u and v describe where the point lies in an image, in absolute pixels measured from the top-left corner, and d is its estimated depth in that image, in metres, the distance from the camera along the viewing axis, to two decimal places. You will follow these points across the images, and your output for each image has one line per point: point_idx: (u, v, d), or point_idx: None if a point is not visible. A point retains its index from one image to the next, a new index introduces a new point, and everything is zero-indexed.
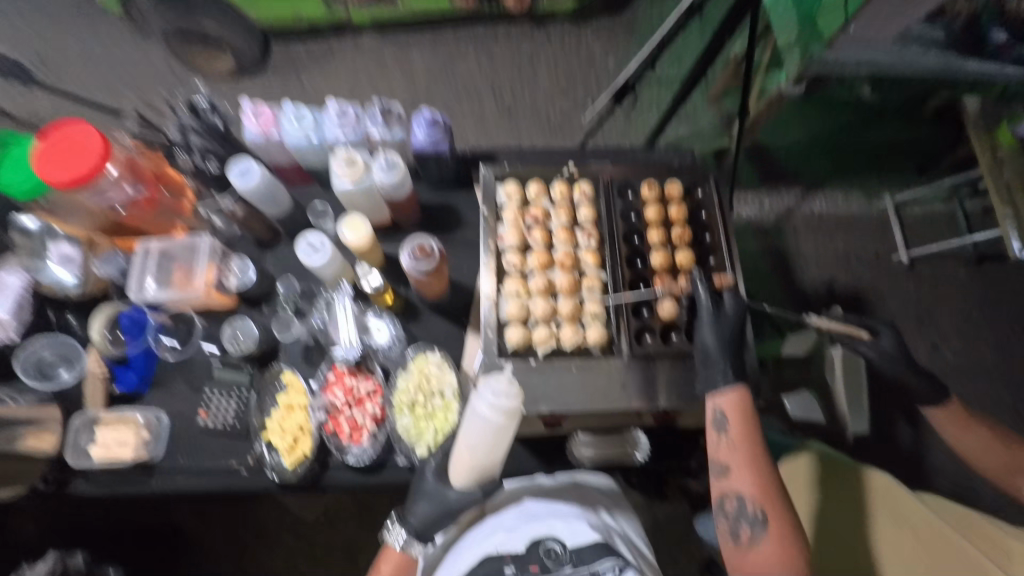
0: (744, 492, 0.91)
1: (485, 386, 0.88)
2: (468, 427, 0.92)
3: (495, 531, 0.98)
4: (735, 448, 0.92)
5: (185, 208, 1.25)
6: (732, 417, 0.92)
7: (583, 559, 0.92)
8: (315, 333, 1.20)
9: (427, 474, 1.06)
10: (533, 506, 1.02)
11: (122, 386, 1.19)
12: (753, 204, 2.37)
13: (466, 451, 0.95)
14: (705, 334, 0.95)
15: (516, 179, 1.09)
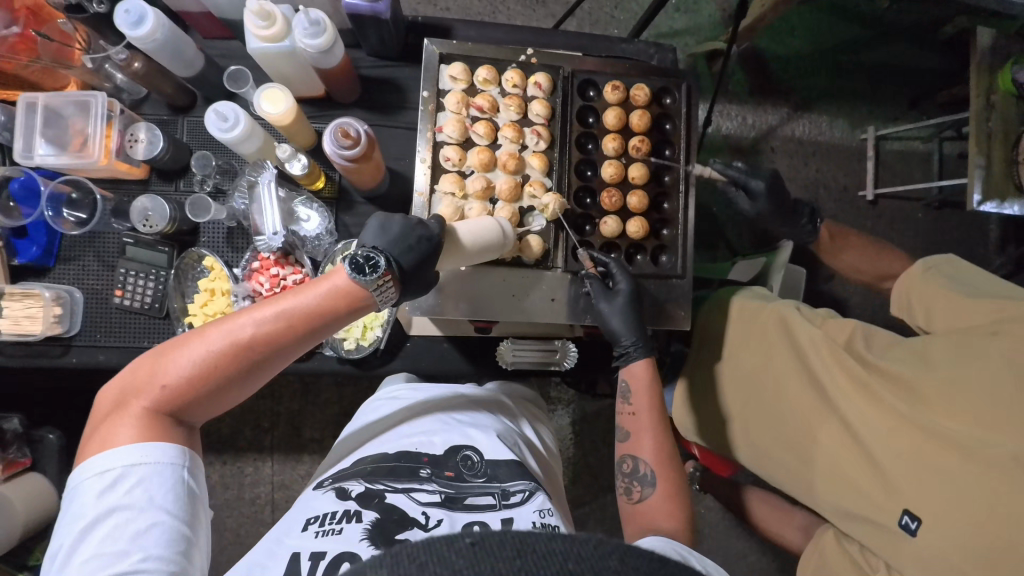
0: (642, 454, 0.87)
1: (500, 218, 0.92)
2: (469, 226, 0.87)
3: (416, 430, 0.91)
4: (641, 412, 0.90)
5: (73, 56, 1.05)
6: (638, 385, 0.92)
7: (497, 476, 0.84)
8: (237, 216, 1.11)
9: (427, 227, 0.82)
10: (458, 413, 0.96)
11: (24, 259, 1.10)
12: (736, 116, 2.23)
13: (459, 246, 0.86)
14: (622, 300, 0.91)
15: (464, 59, 0.95)
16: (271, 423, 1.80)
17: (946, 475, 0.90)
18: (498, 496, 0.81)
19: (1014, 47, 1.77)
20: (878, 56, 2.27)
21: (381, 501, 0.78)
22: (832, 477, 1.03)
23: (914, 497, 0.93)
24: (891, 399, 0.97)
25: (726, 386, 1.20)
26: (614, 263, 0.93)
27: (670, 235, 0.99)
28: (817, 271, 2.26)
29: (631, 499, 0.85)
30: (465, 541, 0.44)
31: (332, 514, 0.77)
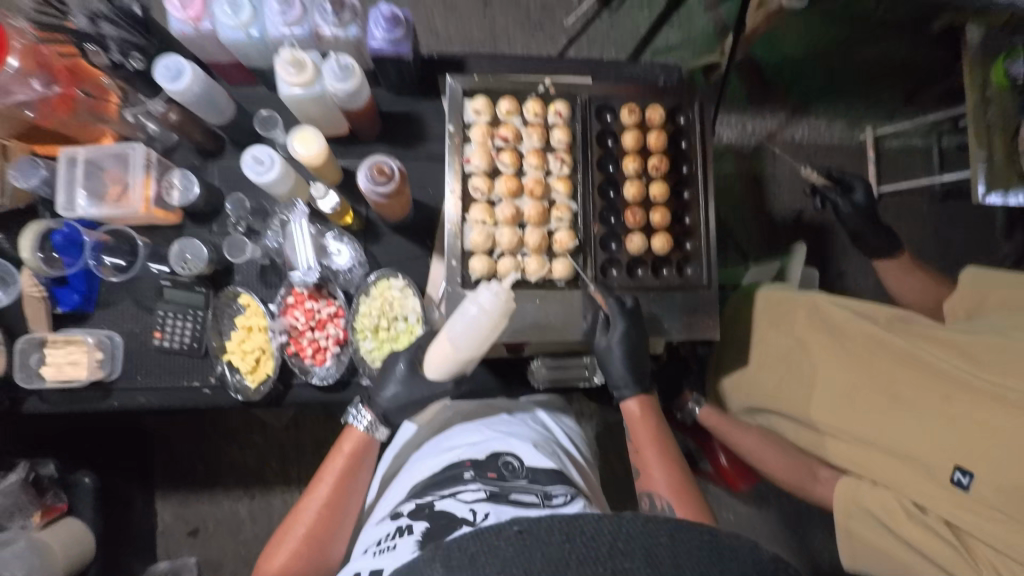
0: (655, 488, 0.90)
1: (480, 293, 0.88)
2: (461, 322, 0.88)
3: (458, 443, 0.93)
4: (643, 448, 0.93)
5: (108, 109, 1.10)
6: (638, 428, 0.96)
7: (538, 480, 0.86)
8: (271, 254, 1.15)
9: (399, 362, 1.05)
10: (498, 424, 0.98)
11: (66, 307, 1.13)
12: (735, 125, 2.28)
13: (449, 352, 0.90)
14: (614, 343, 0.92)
15: (486, 93, 0.99)
16: (298, 454, 1.82)
17: (985, 426, 1.00)
18: (541, 497, 0.82)
19: (1006, 39, 1.81)
20: (872, 56, 2.33)
21: (431, 510, 0.80)
22: (877, 445, 1.12)
23: (964, 457, 1.01)
24: (933, 363, 1.07)
25: (763, 374, 1.26)
26: (609, 305, 0.94)
27: (694, 247, 1.02)
28: (828, 269, 2.29)
29: None
30: (512, 529, 0.49)
31: (387, 533, 0.81)
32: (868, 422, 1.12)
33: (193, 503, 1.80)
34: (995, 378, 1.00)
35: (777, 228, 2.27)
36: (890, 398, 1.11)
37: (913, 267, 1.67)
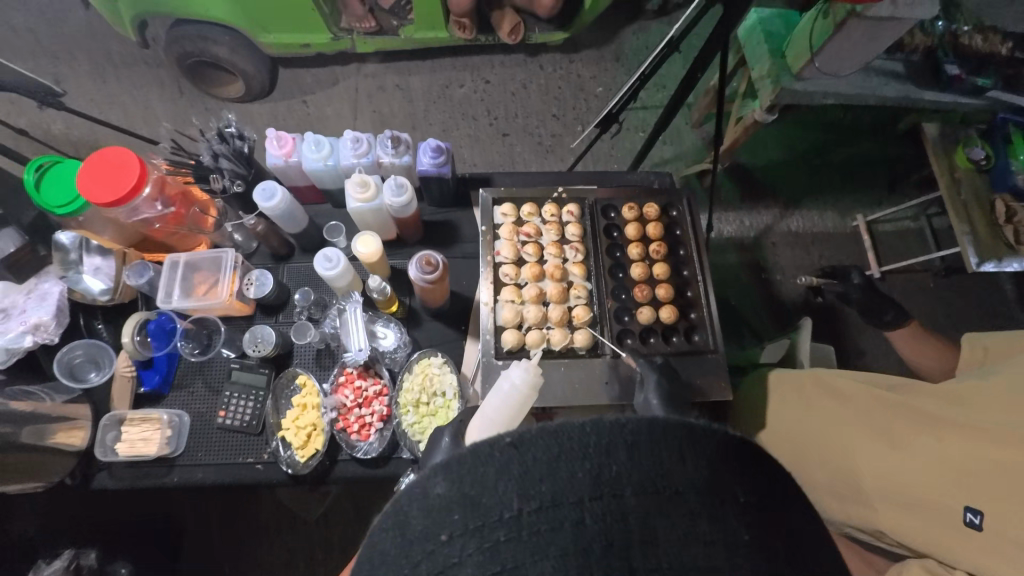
0: None
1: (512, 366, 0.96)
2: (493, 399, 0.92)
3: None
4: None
5: (208, 222, 1.38)
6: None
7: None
8: (327, 338, 1.32)
9: (443, 436, 1.04)
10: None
11: (147, 387, 1.29)
12: (733, 220, 2.52)
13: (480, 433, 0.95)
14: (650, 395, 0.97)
15: (511, 200, 1.22)
16: (327, 551, 1.81)
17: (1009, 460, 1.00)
18: None
19: (961, 132, 2.08)
20: (847, 156, 2.62)
21: None
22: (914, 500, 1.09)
23: (969, 494, 1.03)
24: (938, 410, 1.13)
25: (786, 443, 1.30)
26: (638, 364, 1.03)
27: (698, 316, 1.16)
28: (845, 347, 2.35)
29: None
30: (504, 439, 0.41)
31: None
32: (882, 468, 1.14)
33: None
34: (977, 418, 1.07)
35: (786, 309, 2.39)
36: (911, 449, 1.13)
37: (922, 336, 1.74)
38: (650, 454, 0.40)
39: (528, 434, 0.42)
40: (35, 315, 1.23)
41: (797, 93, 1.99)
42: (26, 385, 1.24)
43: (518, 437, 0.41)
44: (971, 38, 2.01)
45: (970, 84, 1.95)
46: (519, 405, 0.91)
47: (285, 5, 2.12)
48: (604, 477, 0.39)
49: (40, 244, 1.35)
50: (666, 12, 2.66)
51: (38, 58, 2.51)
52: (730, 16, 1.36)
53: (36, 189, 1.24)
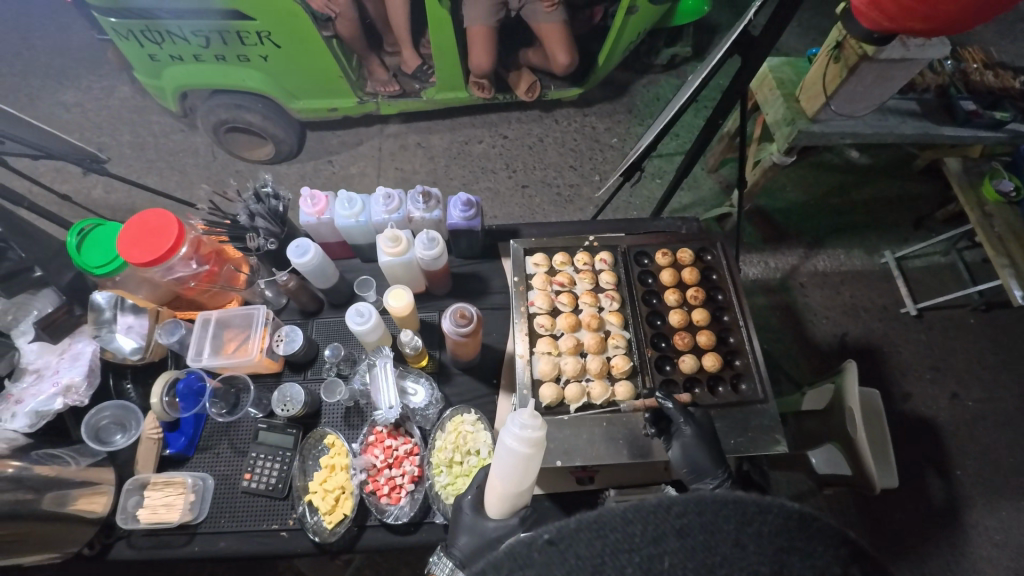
0: None
1: (510, 419, 0.82)
2: (498, 463, 0.85)
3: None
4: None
5: (240, 279, 1.40)
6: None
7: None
8: (356, 395, 1.28)
9: (464, 509, 0.99)
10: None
11: (172, 449, 1.26)
12: (758, 262, 2.49)
13: (500, 490, 0.87)
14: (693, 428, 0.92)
15: (543, 249, 1.22)
16: None
17: None
18: None
19: (984, 166, 2.06)
20: (868, 194, 2.61)
21: None
22: None
23: None
24: None
25: None
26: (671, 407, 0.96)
27: (743, 363, 1.11)
28: (891, 391, 2.22)
29: None
30: (542, 538, 0.43)
31: None
32: None
33: None
34: None
35: (820, 351, 2.30)
36: None
37: None
38: (704, 542, 0.41)
39: (566, 527, 0.43)
40: (68, 376, 1.23)
41: (814, 134, 1.99)
42: (52, 449, 1.20)
43: (557, 533, 0.42)
44: (981, 75, 2.06)
45: (988, 118, 1.95)
46: (526, 470, 0.81)
47: (315, 74, 2.25)
48: (655, 569, 0.41)
49: (76, 305, 1.36)
50: (674, 65, 2.76)
51: (86, 130, 2.69)
52: (748, 66, 1.39)
53: (76, 251, 1.27)
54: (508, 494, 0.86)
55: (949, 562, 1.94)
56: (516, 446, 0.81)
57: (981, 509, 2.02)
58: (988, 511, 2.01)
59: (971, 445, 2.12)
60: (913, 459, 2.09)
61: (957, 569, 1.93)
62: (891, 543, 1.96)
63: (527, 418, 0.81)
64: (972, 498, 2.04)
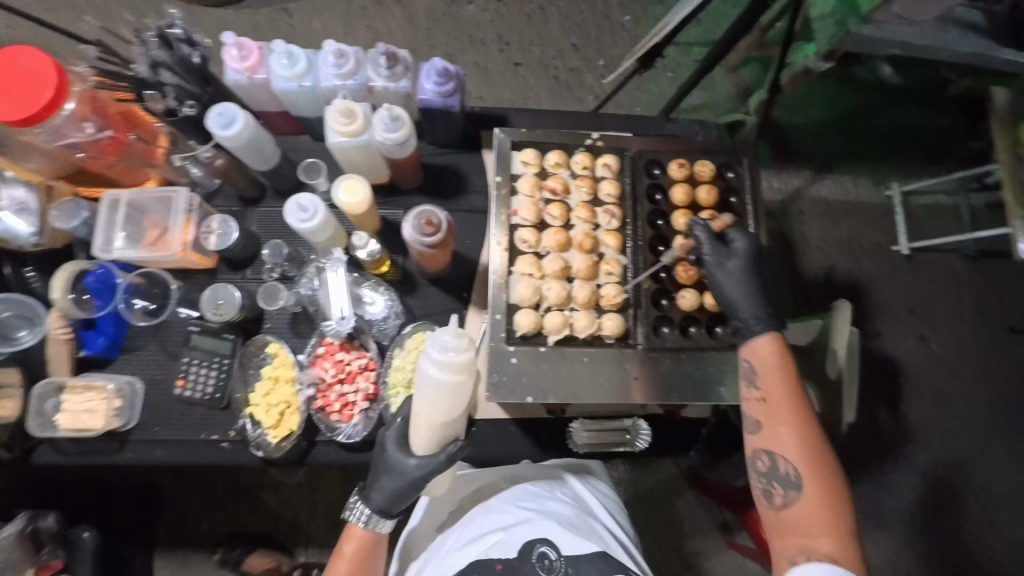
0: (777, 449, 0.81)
1: (432, 341, 0.74)
2: (421, 393, 0.80)
3: (492, 528, 0.94)
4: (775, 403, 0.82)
5: (156, 154, 1.12)
6: (765, 365, 0.85)
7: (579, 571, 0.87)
8: (303, 301, 1.11)
9: (386, 447, 0.94)
10: (523, 499, 0.98)
11: (90, 351, 1.09)
12: (763, 183, 2.30)
13: (426, 426, 0.84)
14: (744, 263, 0.91)
15: (535, 145, 0.99)
16: (307, 515, 1.78)
17: None
18: None
19: None
20: (896, 115, 2.35)
21: None
22: None
23: None
24: None
25: None
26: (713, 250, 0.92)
27: None
28: (865, 329, 2.21)
29: (774, 503, 0.81)
30: None
31: None
32: None
33: (193, 565, 1.75)
34: None
35: (807, 283, 2.23)
36: None
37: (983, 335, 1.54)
38: None
39: None
40: None
41: (863, 39, 1.67)
42: None
43: None
44: None
45: None
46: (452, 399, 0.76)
47: None
48: None
49: None
50: None
51: None
52: None
53: None
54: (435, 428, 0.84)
55: (878, 487, 2.09)
56: (439, 375, 0.75)
57: (919, 443, 2.13)
58: (925, 446, 2.13)
59: (927, 386, 2.18)
60: (869, 396, 2.16)
61: (882, 493, 2.09)
62: None
63: (452, 344, 0.74)
64: (914, 434, 2.14)
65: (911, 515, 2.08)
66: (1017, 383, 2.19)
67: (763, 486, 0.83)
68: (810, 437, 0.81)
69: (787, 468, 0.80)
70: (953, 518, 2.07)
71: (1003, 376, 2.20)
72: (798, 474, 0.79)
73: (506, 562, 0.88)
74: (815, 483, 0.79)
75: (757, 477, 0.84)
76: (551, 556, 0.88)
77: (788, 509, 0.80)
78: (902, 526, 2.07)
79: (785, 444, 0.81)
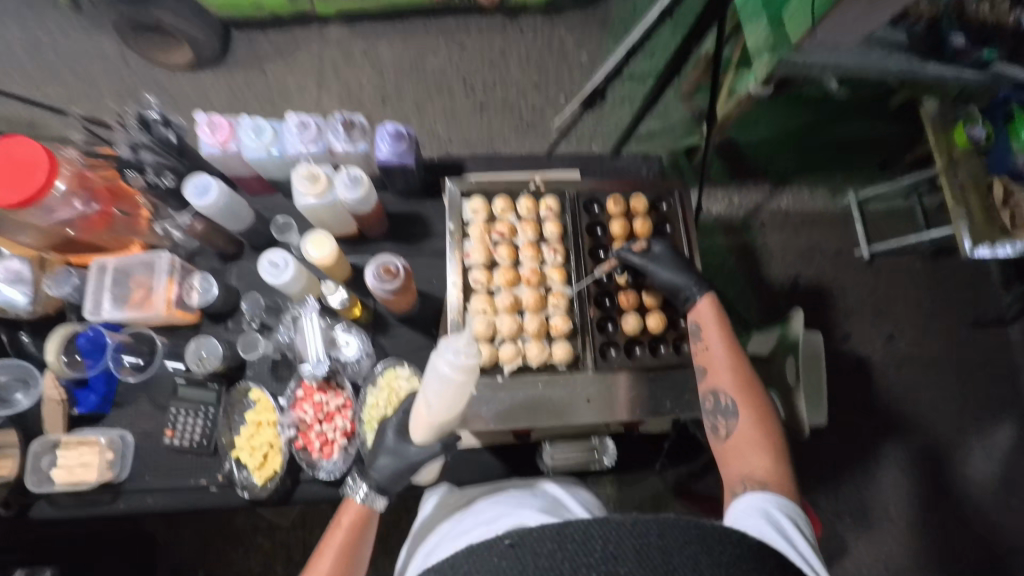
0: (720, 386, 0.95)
1: (446, 343, 0.83)
2: (427, 388, 0.88)
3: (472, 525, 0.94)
4: (713, 347, 0.98)
5: (140, 223, 1.21)
6: (705, 317, 1.01)
7: None
8: (282, 348, 1.20)
9: (388, 432, 1.01)
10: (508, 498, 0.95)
11: (83, 408, 1.15)
12: (723, 198, 2.42)
13: (426, 418, 0.92)
14: (667, 251, 1.04)
15: (482, 193, 1.10)
16: (301, 554, 1.81)
17: None
18: None
19: (961, 110, 1.96)
20: None
21: None
22: None
23: None
24: None
25: None
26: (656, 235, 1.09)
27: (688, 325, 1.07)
28: (832, 332, 2.31)
29: (719, 435, 0.93)
30: None
31: None
32: None
33: None
34: None
35: (773, 292, 2.33)
36: None
37: None
38: None
39: None
40: None
41: (796, 66, 1.79)
42: None
43: None
44: (978, 6, 1.85)
45: (976, 57, 1.79)
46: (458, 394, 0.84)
47: None
48: None
49: None
50: None
51: None
52: None
53: None
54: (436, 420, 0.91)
55: (860, 486, 2.14)
56: (450, 373, 0.83)
57: (894, 439, 2.20)
58: (900, 441, 2.20)
59: (896, 383, 2.26)
60: (842, 395, 2.24)
61: (866, 490, 2.14)
62: (810, 468, 2.14)
63: (463, 346, 0.83)
64: (888, 430, 2.21)
65: (895, 511, 2.13)
66: (982, 374, 2.28)
67: (709, 421, 0.96)
68: (742, 371, 0.96)
69: (726, 399, 0.94)
70: (935, 511, 2.12)
71: (968, 369, 2.28)
72: (735, 403, 0.93)
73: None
74: (750, 408, 0.92)
75: (705, 415, 0.96)
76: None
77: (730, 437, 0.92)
78: (889, 522, 2.11)
79: (724, 381, 0.96)
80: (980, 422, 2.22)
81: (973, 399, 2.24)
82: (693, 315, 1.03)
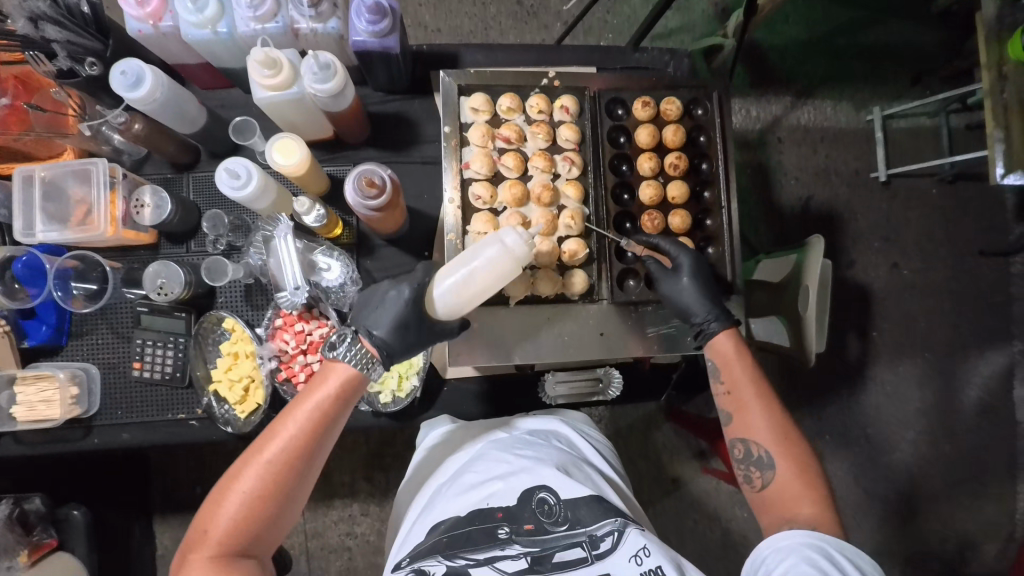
0: (753, 436, 0.84)
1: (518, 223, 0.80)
2: (475, 258, 0.78)
3: (489, 476, 0.86)
4: (738, 391, 0.86)
5: (67, 122, 0.99)
6: (729, 362, 0.87)
7: (580, 520, 0.83)
8: (255, 272, 1.05)
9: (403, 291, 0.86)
10: (518, 447, 0.90)
11: (33, 341, 1.03)
12: (740, 111, 2.20)
13: (456, 290, 0.80)
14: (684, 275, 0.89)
15: (484, 89, 0.91)
16: None
17: None
18: (586, 547, 0.81)
19: None
20: (879, 34, 2.22)
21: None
22: None
23: None
24: None
25: None
26: (681, 248, 0.90)
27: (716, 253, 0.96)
28: (838, 259, 2.22)
29: (754, 486, 0.84)
30: None
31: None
32: None
33: None
34: None
35: (783, 216, 2.19)
36: None
37: None
38: None
39: None
40: None
41: None
42: None
43: None
44: None
45: None
46: (507, 274, 0.79)
47: None
48: None
49: None
50: None
51: None
52: None
53: None
54: (461, 299, 0.81)
55: (846, 409, 2.18)
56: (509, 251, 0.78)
57: (885, 366, 2.21)
58: (890, 368, 2.21)
59: (895, 312, 2.23)
60: (840, 323, 2.21)
61: (852, 412, 2.18)
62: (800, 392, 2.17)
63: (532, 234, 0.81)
64: (880, 357, 2.21)
65: (876, 432, 2.19)
66: (981, 304, 2.24)
67: (742, 471, 0.86)
68: (775, 418, 0.84)
69: (759, 450, 0.83)
70: (914, 432, 2.19)
71: (969, 298, 2.24)
72: (771, 455, 0.82)
73: (507, 510, 0.83)
74: (786, 459, 0.81)
75: (735, 462, 0.86)
76: (550, 502, 0.83)
77: (767, 489, 0.82)
78: (868, 443, 2.18)
79: (756, 430, 0.84)
80: (971, 350, 2.23)
81: (969, 328, 2.23)
82: (713, 355, 0.89)
